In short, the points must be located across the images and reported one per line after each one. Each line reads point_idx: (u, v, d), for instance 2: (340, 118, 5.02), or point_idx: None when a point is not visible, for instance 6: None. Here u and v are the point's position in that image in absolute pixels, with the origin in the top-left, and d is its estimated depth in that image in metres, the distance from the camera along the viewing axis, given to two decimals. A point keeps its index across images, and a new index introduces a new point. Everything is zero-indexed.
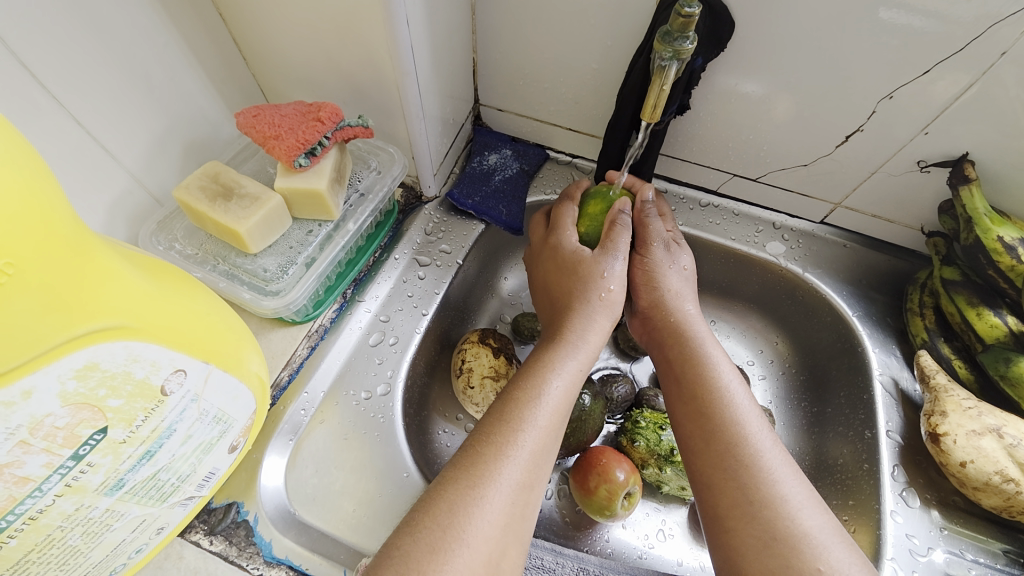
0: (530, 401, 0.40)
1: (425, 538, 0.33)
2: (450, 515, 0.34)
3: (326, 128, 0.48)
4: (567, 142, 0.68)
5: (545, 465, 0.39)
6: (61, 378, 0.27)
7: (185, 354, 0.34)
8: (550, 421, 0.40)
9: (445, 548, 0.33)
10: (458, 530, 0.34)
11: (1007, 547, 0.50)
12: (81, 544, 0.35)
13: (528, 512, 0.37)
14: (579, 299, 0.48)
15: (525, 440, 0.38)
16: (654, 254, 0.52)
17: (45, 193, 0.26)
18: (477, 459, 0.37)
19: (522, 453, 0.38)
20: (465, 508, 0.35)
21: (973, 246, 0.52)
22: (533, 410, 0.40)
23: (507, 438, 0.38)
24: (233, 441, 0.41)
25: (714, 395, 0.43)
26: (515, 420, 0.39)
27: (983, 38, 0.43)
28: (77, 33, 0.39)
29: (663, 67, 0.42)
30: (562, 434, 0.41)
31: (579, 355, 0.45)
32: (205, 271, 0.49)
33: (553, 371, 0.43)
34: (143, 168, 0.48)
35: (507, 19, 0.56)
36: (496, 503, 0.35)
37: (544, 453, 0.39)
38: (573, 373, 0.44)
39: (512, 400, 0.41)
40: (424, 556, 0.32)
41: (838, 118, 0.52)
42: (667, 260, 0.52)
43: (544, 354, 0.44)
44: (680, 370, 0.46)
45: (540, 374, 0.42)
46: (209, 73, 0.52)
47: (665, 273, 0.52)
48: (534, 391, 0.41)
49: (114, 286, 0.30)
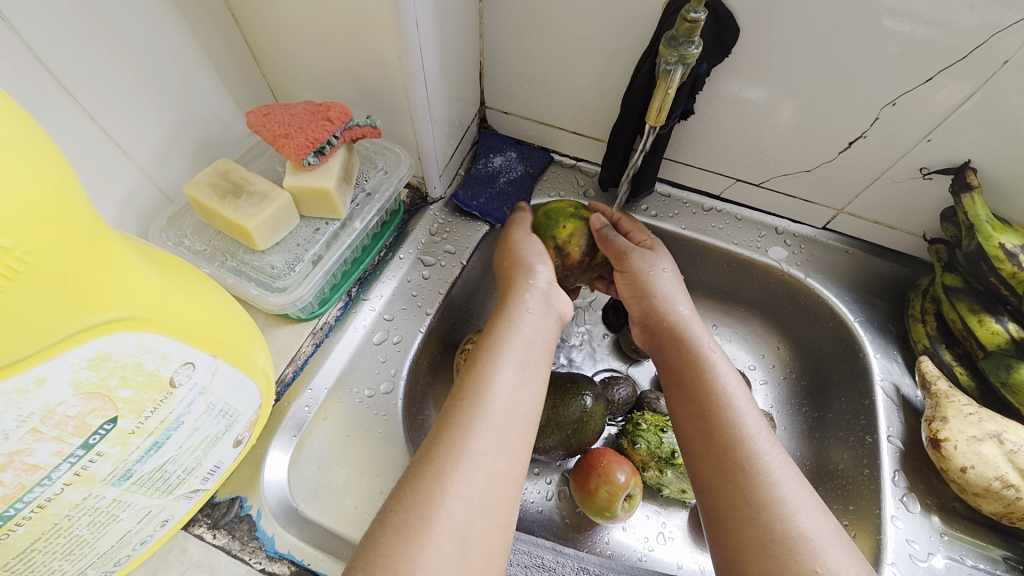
0: (478, 374, 0.41)
1: (395, 522, 0.34)
2: (418, 496, 0.35)
3: (335, 127, 0.48)
4: (572, 146, 0.68)
5: (511, 438, 0.39)
6: (74, 367, 0.28)
7: (194, 347, 0.34)
8: (503, 391, 0.41)
9: (419, 530, 0.33)
10: (428, 508, 0.34)
11: (1007, 554, 0.50)
12: (87, 534, 0.35)
13: (499, 486, 0.37)
14: (518, 276, 0.51)
15: (478, 411, 0.39)
16: (632, 264, 0.52)
17: (63, 185, 0.26)
18: (439, 437, 0.38)
19: (476, 423, 0.38)
20: (428, 485, 0.35)
21: (974, 253, 0.52)
22: (479, 381, 0.41)
23: (459, 412, 0.39)
24: (238, 435, 0.41)
25: (712, 399, 0.44)
26: (462, 393, 0.40)
27: (985, 47, 0.43)
28: (94, 30, 0.40)
29: (668, 71, 0.43)
30: (525, 404, 0.42)
31: (521, 326, 0.46)
32: (214, 267, 0.49)
33: (499, 346, 0.44)
34: (154, 164, 0.49)
35: (515, 23, 0.56)
36: (457, 475, 0.36)
37: (504, 420, 0.39)
38: (519, 344, 0.45)
39: (466, 375, 0.42)
40: (395, 538, 0.33)
41: (842, 125, 0.53)
42: (643, 265, 0.52)
43: (490, 331, 0.46)
44: (680, 373, 0.47)
45: (487, 349, 0.44)
46: (221, 73, 0.53)
47: (649, 278, 0.52)
48: (482, 363, 0.42)
49: (127, 279, 0.31)
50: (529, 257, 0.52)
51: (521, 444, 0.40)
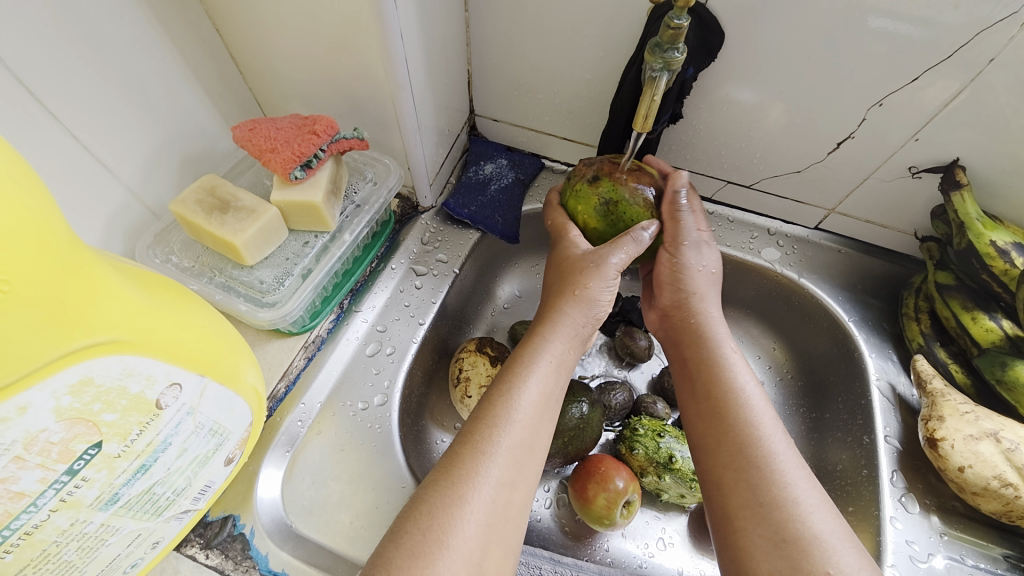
0: (507, 400, 0.41)
1: (409, 544, 0.33)
2: (431, 519, 0.34)
3: (321, 140, 0.48)
4: (562, 152, 0.68)
5: (527, 466, 0.39)
6: (56, 394, 0.28)
7: (181, 367, 0.34)
8: (528, 421, 0.40)
9: (426, 552, 0.33)
10: (441, 533, 0.34)
11: (1008, 552, 0.50)
12: (76, 559, 0.34)
13: (513, 512, 0.37)
14: (566, 304, 0.47)
15: (502, 439, 0.38)
16: (684, 253, 0.50)
17: (40, 209, 0.26)
18: (455, 458, 0.38)
19: (499, 451, 0.38)
20: (444, 508, 0.35)
21: (966, 251, 0.52)
22: (510, 408, 0.40)
23: (483, 437, 0.38)
24: (229, 453, 0.41)
25: (727, 399, 0.43)
26: (489, 416, 0.39)
27: (971, 44, 0.43)
28: (76, 49, 0.40)
29: (653, 78, 0.42)
30: (544, 434, 0.41)
31: (552, 354, 0.45)
32: (202, 283, 0.49)
33: (527, 368, 0.43)
34: (140, 182, 0.48)
35: (502, 29, 0.56)
36: (476, 500, 0.36)
37: (524, 449, 0.39)
38: (548, 373, 0.43)
39: (492, 400, 0.41)
40: (407, 561, 0.33)
41: (828, 127, 0.53)
42: (696, 259, 0.51)
43: (521, 351, 0.45)
44: (695, 369, 0.47)
45: (517, 375, 0.42)
46: (206, 87, 0.52)
47: (693, 273, 0.51)
48: (510, 388, 0.41)
49: (110, 301, 0.30)
50: (594, 292, 0.47)
51: (535, 471, 0.40)
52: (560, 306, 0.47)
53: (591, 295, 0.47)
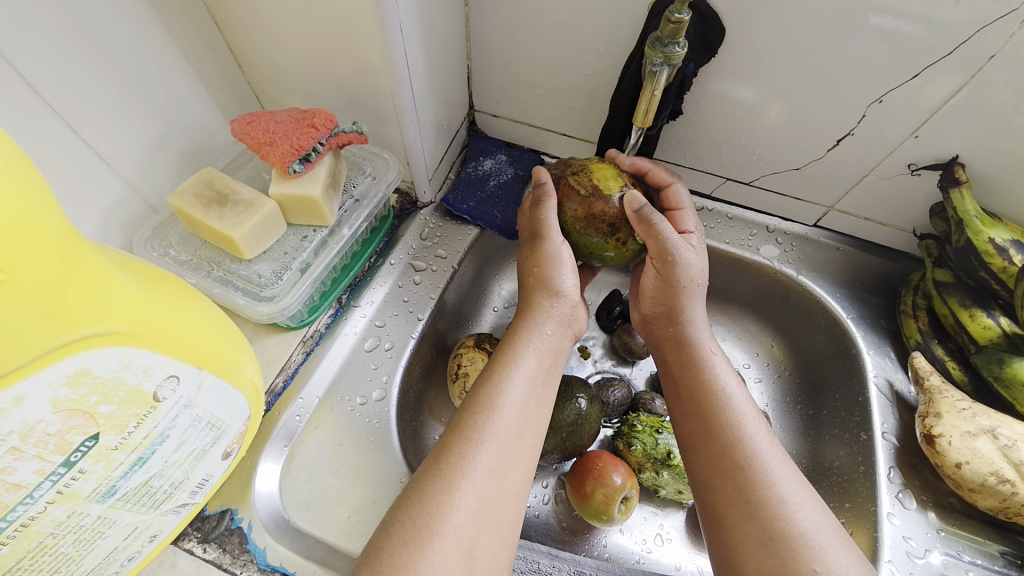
0: (492, 388, 0.41)
1: (402, 533, 0.33)
2: (422, 506, 0.35)
3: (320, 134, 0.48)
4: (561, 148, 0.68)
5: (520, 455, 0.39)
6: (53, 384, 0.27)
7: (178, 360, 0.33)
8: (516, 407, 0.40)
9: (418, 539, 0.33)
10: (432, 519, 0.34)
11: (1005, 549, 0.50)
12: (73, 552, 0.34)
13: (506, 502, 0.37)
14: (535, 295, 0.49)
15: (490, 425, 0.39)
16: (673, 269, 0.48)
17: (37, 199, 0.26)
18: (445, 448, 0.38)
19: (488, 438, 0.38)
20: (435, 496, 0.35)
21: (964, 248, 0.52)
22: (494, 394, 0.40)
23: (471, 424, 0.38)
24: (227, 447, 0.41)
25: (713, 400, 0.44)
26: (476, 403, 0.40)
27: (971, 41, 0.43)
28: (74, 41, 0.40)
29: (654, 72, 0.43)
30: (535, 421, 0.41)
31: (535, 342, 0.45)
32: (199, 277, 0.49)
33: (512, 357, 0.44)
34: (138, 175, 0.48)
35: (502, 24, 0.56)
36: (466, 488, 0.35)
37: (514, 436, 0.39)
38: (531, 359, 0.44)
39: (479, 387, 0.41)
40: (400, 549, 0.33)
41: (827, 124, 0.53)
42: (683, 274, 0.48)
43: (506, 343, 0.46)
44: (683, 371, 0.47)
45: (503, 364, 0.43)
46: (205, 80, 0.52)
47: (682, 288, 0.49)
48: (496, 376, 0.42)
49: (107, 293, 0.30)
50: (550, 274, 0.48)
51: (528, 460, 0.39)
52: (532, 298, 0.49)
53: (554, 280, 0.48)
